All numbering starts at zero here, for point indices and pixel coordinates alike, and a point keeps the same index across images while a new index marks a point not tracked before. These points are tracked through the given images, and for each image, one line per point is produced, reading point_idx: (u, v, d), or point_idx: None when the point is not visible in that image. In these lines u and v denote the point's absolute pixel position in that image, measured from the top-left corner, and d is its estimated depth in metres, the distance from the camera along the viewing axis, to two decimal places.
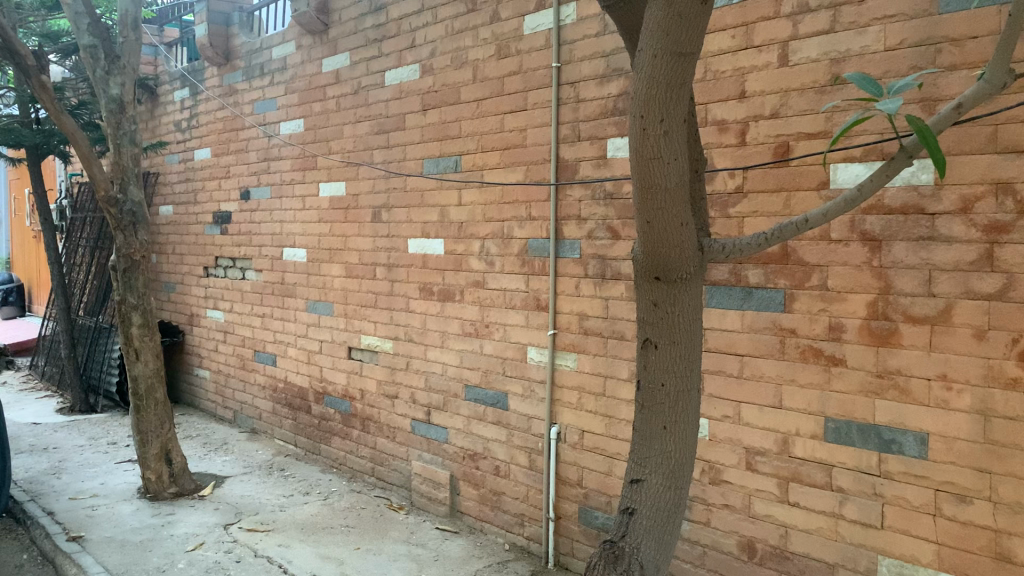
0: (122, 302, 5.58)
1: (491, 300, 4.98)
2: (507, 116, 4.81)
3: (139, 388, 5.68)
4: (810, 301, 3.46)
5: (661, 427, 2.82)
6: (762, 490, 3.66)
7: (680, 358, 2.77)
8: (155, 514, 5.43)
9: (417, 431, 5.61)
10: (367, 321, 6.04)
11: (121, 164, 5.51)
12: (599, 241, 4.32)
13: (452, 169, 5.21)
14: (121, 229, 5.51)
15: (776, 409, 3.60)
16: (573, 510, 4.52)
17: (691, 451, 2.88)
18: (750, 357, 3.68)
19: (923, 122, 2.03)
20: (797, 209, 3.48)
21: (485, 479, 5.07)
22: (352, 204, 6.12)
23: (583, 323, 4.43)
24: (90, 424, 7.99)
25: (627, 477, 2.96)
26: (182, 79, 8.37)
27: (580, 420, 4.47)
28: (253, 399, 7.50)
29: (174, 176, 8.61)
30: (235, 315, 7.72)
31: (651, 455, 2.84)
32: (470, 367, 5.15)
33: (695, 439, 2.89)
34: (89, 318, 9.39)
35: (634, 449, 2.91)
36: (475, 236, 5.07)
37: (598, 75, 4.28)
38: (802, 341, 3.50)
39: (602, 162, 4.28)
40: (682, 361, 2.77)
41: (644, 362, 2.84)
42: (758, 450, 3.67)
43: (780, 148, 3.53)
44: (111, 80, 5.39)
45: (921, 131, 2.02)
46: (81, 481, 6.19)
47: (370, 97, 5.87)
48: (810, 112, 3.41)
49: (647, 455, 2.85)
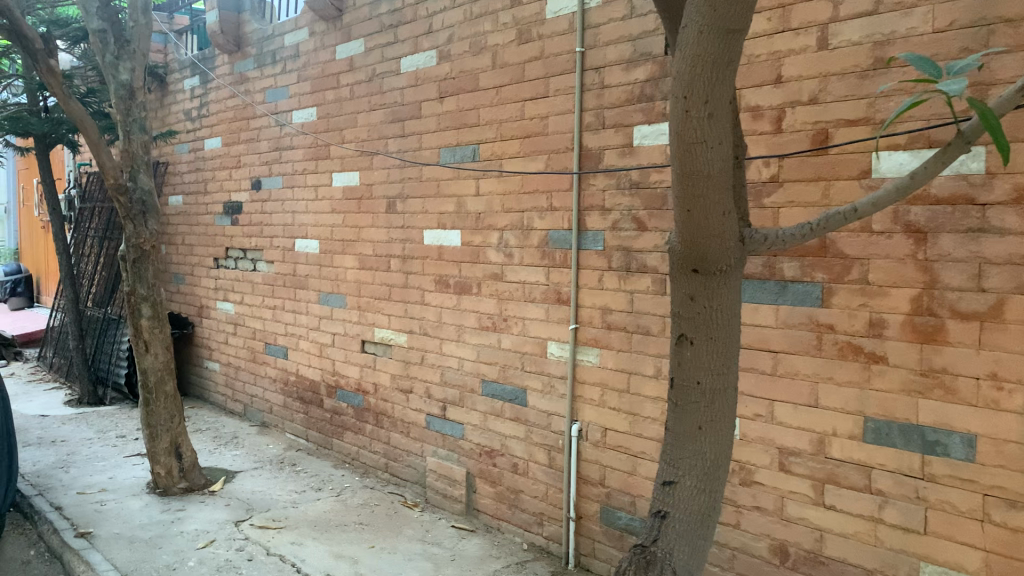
0: (132, 293, 5.46)
1: (510, 294, 4.84)
2: (527, 103, 4.66)
3: (149, 381, 5.57)
4: (850, 296, 3.31)
5: (695, 427, 2.68)
6: (795, 492, 3.52)
7: (718, 355, 2.62)
8: (165, 510, 5.32)
9: (432, 427, 5.48)
10: (381, 314, 5.90)
11: (130, 151, 5.37)
12: (624, 233, 4.17)
13: (470, 159, 5.06)
14: (131, 218, 5.37)
15: (811, 408, 3.45)
16: (595, 510, 4.39)
17: (726, 452, 2.74)
18: (784, 354, 3.54)
19: (986, 104, 1.89)
20: (836, 199, 3.33)
21: (503, 477, 4.93)
22: (365, 194, 5.98)
23: (606, 317, 4.28)
24: (98, 417, 7.89)
25: (658, 478, 2.82)
26: (192, 67, 8.24)
27: (603, 417, 4.33)
28: (263, 392, 7.38)
29: (183, 166, 8.48)
30: (245, 308, 7.60)
31: (685, 456, 2.70)
32: (487, 362, 5.02)
33: (730, 440, 2.75)
34: (97, 309, 9.29)
35: (666, 449, 2.77)
36: (493, 227, 4.93)
37: (624, 61, 4.12)
38: (840, 337, 3.35)
39: (627, 151, 4.13)
40: (719, 358, 2.63)
41: (678, 359, 2.69)
42: (792, 451, 3.53)
43: (818, 135, 3.38)
44: (121, 66, 5.26)
45: (983, 114, 1.87)
46: (90, 475, 6.08)
47: (384, 84, 5.72)
48: (852, 98, 3.26)
49: (681, 456, 2.72)
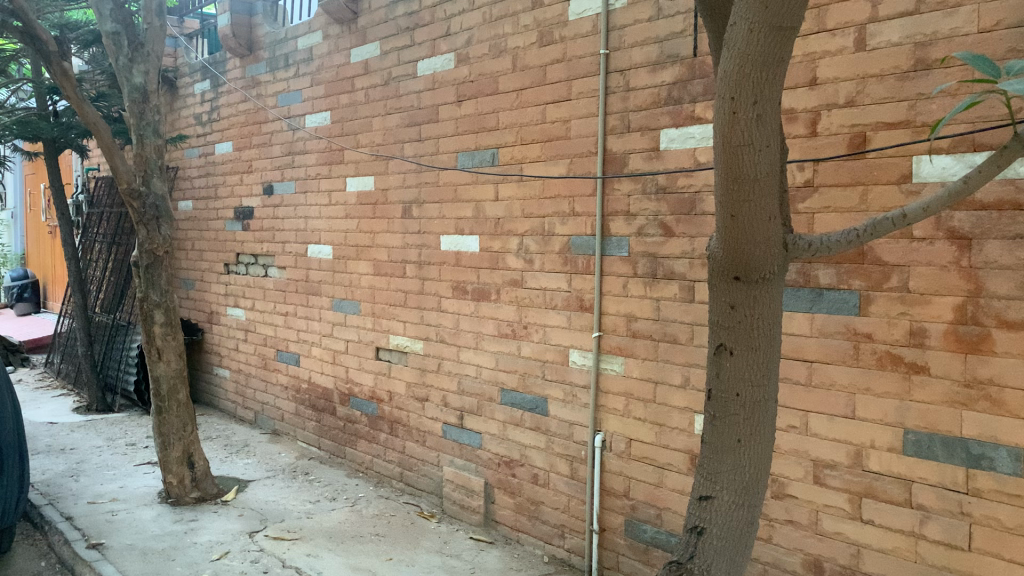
0: (145, 299, 5.37)
1: (530, 301, 4.74)
2: (548, 106, 4.57)
3: (161, 389, 5.47)
4: (889, 304, 3.22)
5: (733, 440, 2.55)
6: (831, 506, 3.41)
7: (758, 365, 2.49)
8: (177, 520, 5.22)
9: (449, 436, 5.38)
10: (396, 320, 5.81)
11: (144, 156, 5.28)
12: (650, 239, 4.07)
13: (488, 163, 4.97)
14: (144, 223, 5.29)
15: (848, 419, 3.35)
16: (619, 523, 4.29)
17: (766, 466, 2.61)
18: (819, 364, 3.44)
19: None
20: (874, 204, 3.23)
21: (523, 488, 4.83)
22: (380, 199, 5.89)
23: (631, 325, 4.18)
24: (108, 424, 7.81)
25: (694, 491, 2.70)
26: (202, 71, 8.17)
27: (627, 427, 4.23)
28: (275, 400, 7.28)
29: (193, 170, 8.41)
30: (256, 314, 7.52)
31: (722, 470, 2.58)
32: (507, 370, 4.92)
33: (770, 454, 2.62)
34: (106, 315, 9.21)
35: (702, 462, 2.65)
36: (513, 233, 4.83)
37: (650, 62, 4.03)
38: (879, 347, 3.25)
39: (654, 155, 4.04)
40: (760, 369, 2.50)
41: (716, 369, 2.57)
42: (827, 463, 3.43)
43: (855, 139, 3.29)
44: (135, 68, 5.17)
45: None
46: (100, 484, 5.99)
47: (401, 88, 5.64)
48: (890, 101, 3.17)
49: (718, 470, 2.60)
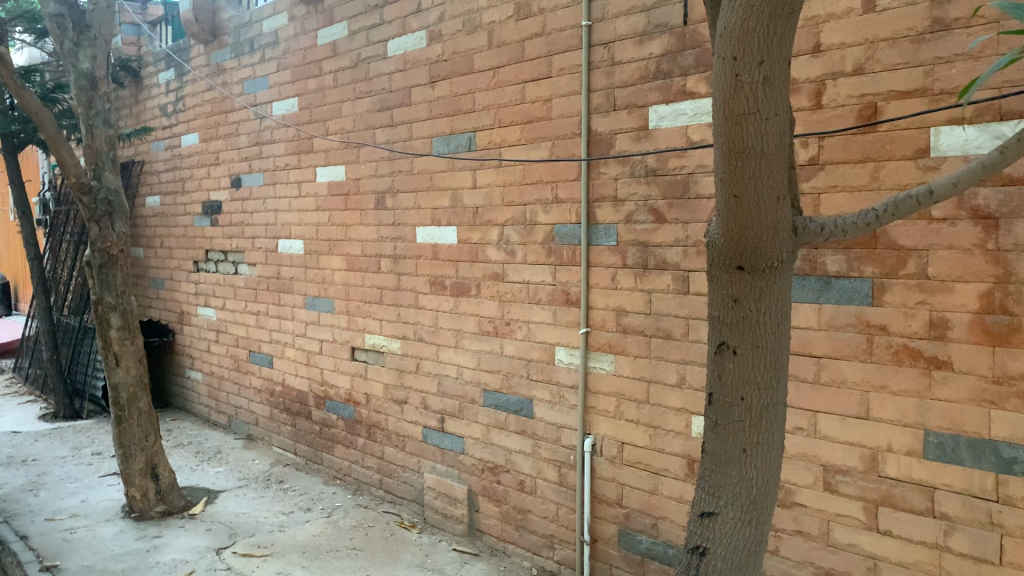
0: (99, 301, 5.01)
1: (512, 295, 4.41)
2: (528, 85, 4.24)
3: (121, 397, 5.13)
4: (906, 292, 2.90)
5: (738, 450, 2.22)
6: (843, 515, 3.11)
7: (766, 366, 2.16)
8: (140, 538, 4.88)
9: (430, 441, 5.06)
10: (372, 318, 5.47)
11: (94, 148, 4.93)
12: (640, 226, 3.74)
13: (465, 148, 4.63)
14: (96, 220, 4.93)
15: (862, 421, 3.05)
16: (611, 533, 3.97)
17: (775, 478, 2.28)
18: (828, 360, 3.13)
19: None
20: (888, 182, 2.92)
21: (509, 495, 4.52)
22: (352, 189, 5.54)
23: (621, 320, 3.86)
24: (74, 432, 7.44)
25: (694, 507, 2.37)
26: (166, 59, 7.77)
27: (619, 431, 3.91)
28: (249, 403, 6.94)
29: (160, 164, 8.02)
30: (227, 313, 7.16)
31: (725, 483, 2.25)
32: (489, 370, 4.59)
33: (779, 463, 2.29)
34: (73, 317, 8.81)
35: (703, 475, 2.31)
36: (493, 222, 4.50)
37: (637, 34, 3.70)
38: (895, 340, 2.94)
39: (643, 135, 3.71)
40: (767, 370, 2.17)
41: (719, 371, 2.23)
42: (839, 469, 3.12)
43: (865, 110, 2.97)
44: (81, 53, 4.82)
45: None
46: (60, 499, 5.63)
47: (370, 70, 5.28)
48: (904, 67, 2.85)
49: (721, 484, 2.26)
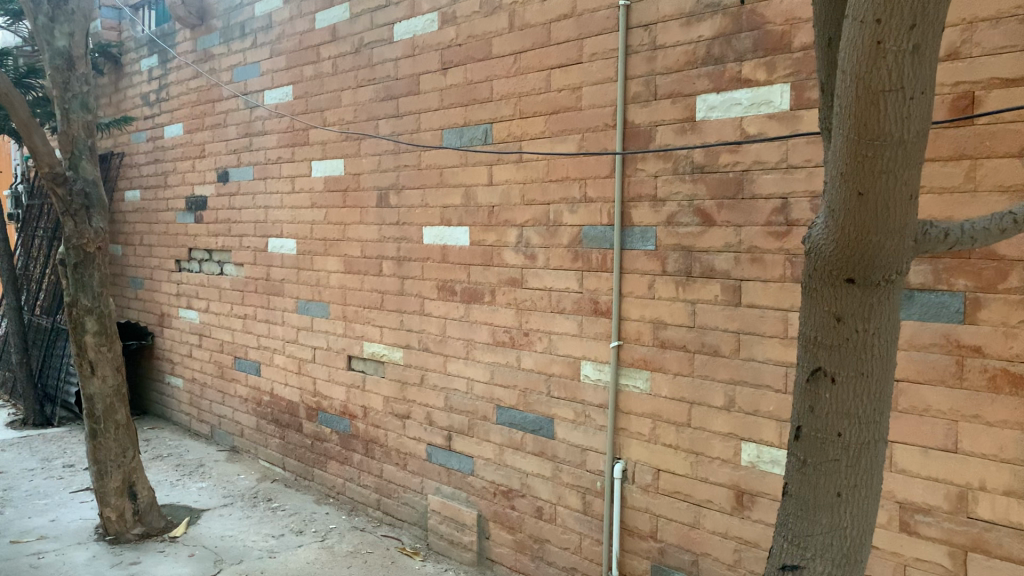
0: (74, 303, 4.56)
1: (532, 303, 4.01)
2: (554, 72, 3.84)
3: (96, 409, 4.67)
4: (1005, 309, 2.54)
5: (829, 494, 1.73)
6: (923, 560, 2.74)
7: (872, 396, 1.67)
8: (115, 564, 4.42)
9: (434, 460, 4.65)
10: (371, 325, 5.05)
11: (70, 135, 4.49)
12: (683, 228, 3.36)
13: (480, 141, 4.23)
14: (71, 214, 4.48)
15: (948, 453, 2.67)
16: (643, 569, 3.59)
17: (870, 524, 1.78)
18: (909, 384, 2.75)
19: None
20: (986, 182, 2.56)
21: (523, 523, 4.12)
22: (352, 185, 5.12)
23: (659, 333, 3.47)
24: (44, 441, 6.94)
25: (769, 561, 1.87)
26: (149, 45, 7.32)
27: (654, 456, 3.53)
28: (233, 413, 6.49)
29: (141, 157, 7.55)
30: (211, 316, 6.70)
31: (813, 534, 1.75)
32: (503, 385, 4.19)
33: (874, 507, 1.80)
34: (46, 317, 8.31)
35: (783, 521, 1.81)
36: (510, 223, 4.10)
37: (683, 14, 3.32)
38: (991, 363, 2.57)
39: (688, 127, 3.32)
40: (873, 401, 1.67)
41: (810, 399, 1.73)
42: (920, 507, 2.74)
43: (961, 100, 2.60)
44: (57, 30, 4.35)
45: None
46: (27, 518, 5.15)
47: (374, 56, 4.87)
48: (1009, 51, 2.49)
49: (808, 533, 1.75)
